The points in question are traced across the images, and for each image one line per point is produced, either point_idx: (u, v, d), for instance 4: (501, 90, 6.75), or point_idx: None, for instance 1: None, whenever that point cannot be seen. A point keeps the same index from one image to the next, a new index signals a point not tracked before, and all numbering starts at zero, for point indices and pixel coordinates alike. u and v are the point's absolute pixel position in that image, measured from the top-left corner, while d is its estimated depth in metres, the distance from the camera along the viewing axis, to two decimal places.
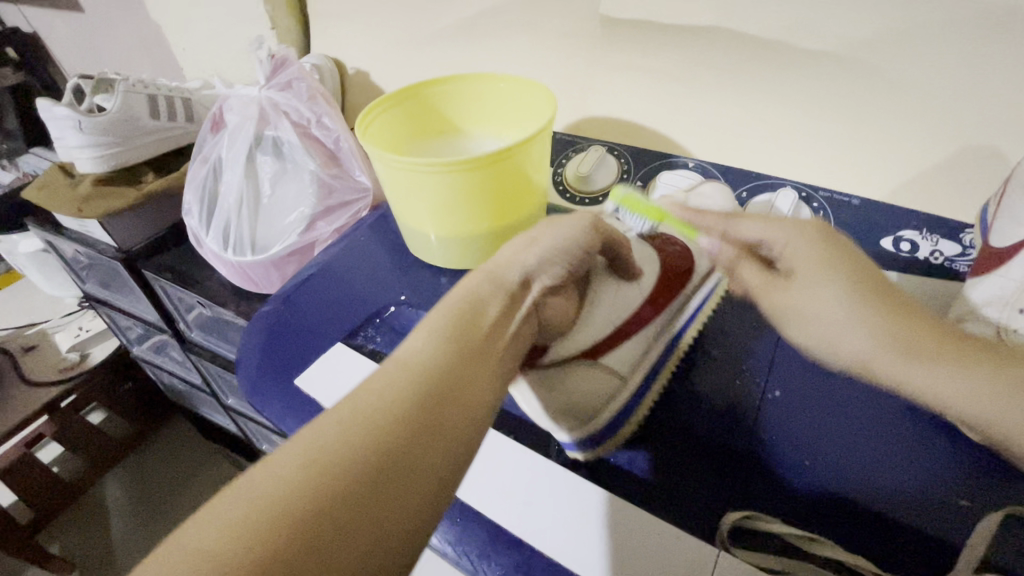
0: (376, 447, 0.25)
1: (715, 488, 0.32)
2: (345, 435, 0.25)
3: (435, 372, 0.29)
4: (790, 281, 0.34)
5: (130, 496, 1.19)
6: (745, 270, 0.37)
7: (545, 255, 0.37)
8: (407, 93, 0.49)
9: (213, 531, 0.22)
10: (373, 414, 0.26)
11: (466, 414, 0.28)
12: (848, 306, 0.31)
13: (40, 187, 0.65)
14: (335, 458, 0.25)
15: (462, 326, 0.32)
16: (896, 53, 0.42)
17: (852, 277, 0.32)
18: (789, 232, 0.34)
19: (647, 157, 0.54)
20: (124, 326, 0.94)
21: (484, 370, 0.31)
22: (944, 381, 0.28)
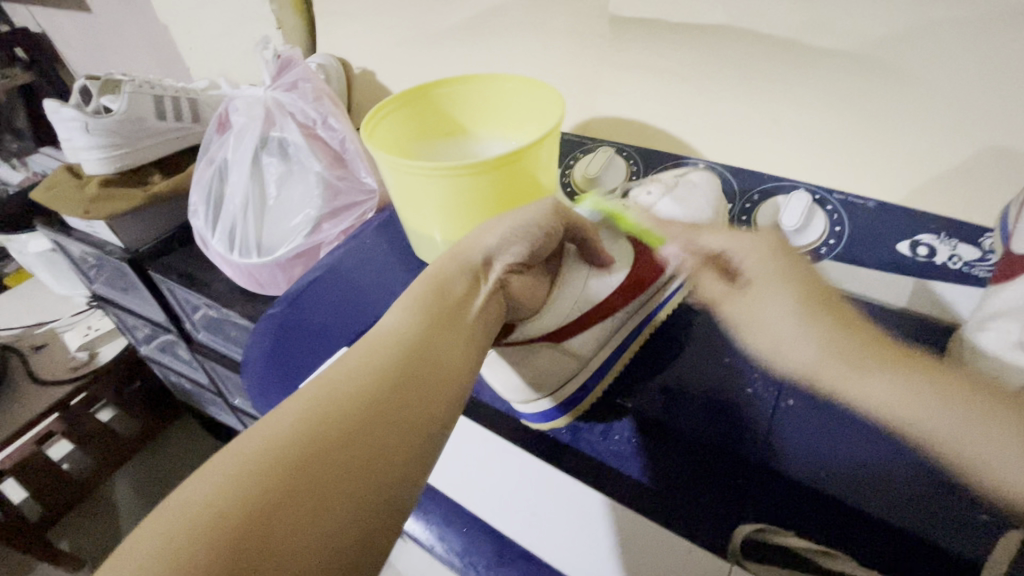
0: (354, 408, 0.24)
1: (724, 499, 0.31)
2: (322, 398, 0.24)
3: (414, 338, 0.28)
4: (746, 292, 0.40)
5: (138, 494, 1.20)
6: (705, 281, 0.43)
7: (508, 233, 0.34)
8: (413, 94, 0.48)
9: (180, 511, 0.20)
10: (350, 379, 0.25)
11: (447, 376, 0.27)
12: (795, 318, 0.37)
13: (49, 188, 0.65)
14: (312, 417, 0.23)
15: (435, 299, 0.31)
16: (916, 51, 0.40)
17: (801, 296, 0.38)
18: (745, 248, 0.41)
19: (657, 158, 0.54)
20: (132, 326, 0.94)
21: (462, 336, 0.30)
22: (877, 390, 0.33)
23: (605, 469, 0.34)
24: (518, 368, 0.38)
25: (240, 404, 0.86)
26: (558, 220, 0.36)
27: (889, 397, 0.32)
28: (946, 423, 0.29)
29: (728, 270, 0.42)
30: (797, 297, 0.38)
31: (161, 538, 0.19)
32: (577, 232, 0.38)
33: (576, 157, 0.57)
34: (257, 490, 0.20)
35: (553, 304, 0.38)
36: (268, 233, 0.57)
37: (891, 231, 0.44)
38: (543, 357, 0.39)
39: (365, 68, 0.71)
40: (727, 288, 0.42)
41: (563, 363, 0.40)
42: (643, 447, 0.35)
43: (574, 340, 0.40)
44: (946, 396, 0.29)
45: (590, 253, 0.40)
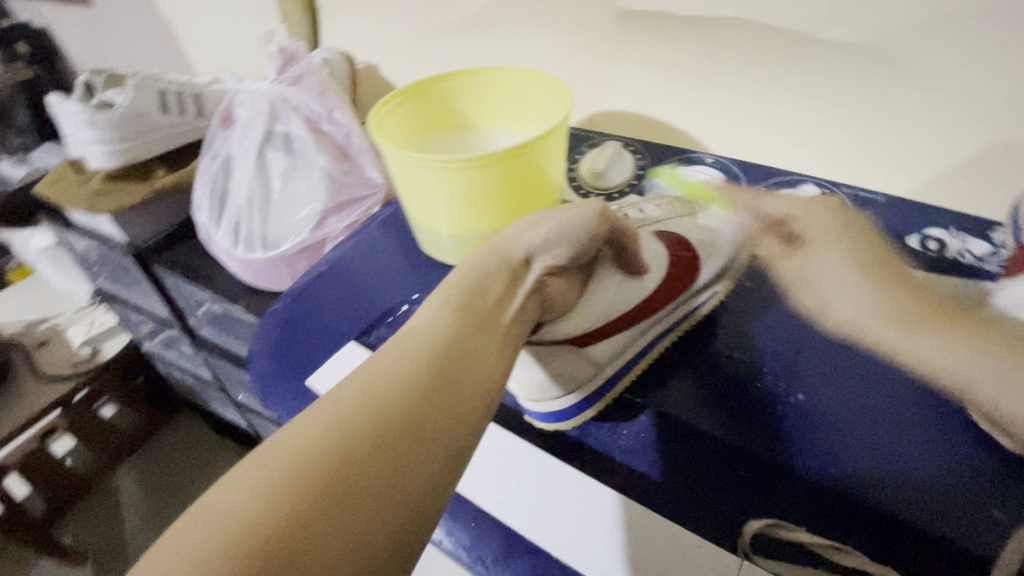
0: (384, 417, 0.24)
1: (736, 492, 0.31)
2: (350, 407, 0.24)
3: (444, 345, 0.28)
4: (808, 252, 0.41)
5: (142, 489, 1.21)
6: (766, 244, 0.44)
7: (552, 234, 0.35)
8: (420, 88, 0.48)
9: (225, 508, 0.21)
10: (380, 389, 0.25)
11: (473, 388, 0.27)
12: (852, 272, 0.38)
13: (53, 182, 0.65)
14: (343, 425, 0.24)
15: (468, 302, 0.31)
16: (926, 45, 0.40)
17: (859, 254, 0.40)
18: (808, 211, 0.43)
19: (665, 152, 0.54)
20: (135, 321, 0.94)
21: (491, 345, 0.30)
22: (944, 351, 0.33)
23: (615, 464, 0.34)
24: (537, 367, 0.36)
25: (243, 400, 0.86)
26: (602, 223, 0.36)
27: (946, 358, 0.33)
28: (970, 370, 0.32)
29: (792, 236, 0.43)
30: (855, 256, 0.40)
31: (204, 531, 0.20)
32: (617, 237, 0.38)
33: (583, 152, 0.56)
34: (289, 500, 0.21)
35: (582, 309, 0.38)
36: (272, 228, 0.56)
37: (901, 225, 0.44)
38: (566, 361, 0.37)
39: (370, 62, 0.70)
40: (784, 249, 0.43)
41: (581, 368, 0.38)
42: (651, 442, 0.35)
43: (595, 347, 0.39)
44: (983, 348, 0.31)
45: (624, 260, 0.39)
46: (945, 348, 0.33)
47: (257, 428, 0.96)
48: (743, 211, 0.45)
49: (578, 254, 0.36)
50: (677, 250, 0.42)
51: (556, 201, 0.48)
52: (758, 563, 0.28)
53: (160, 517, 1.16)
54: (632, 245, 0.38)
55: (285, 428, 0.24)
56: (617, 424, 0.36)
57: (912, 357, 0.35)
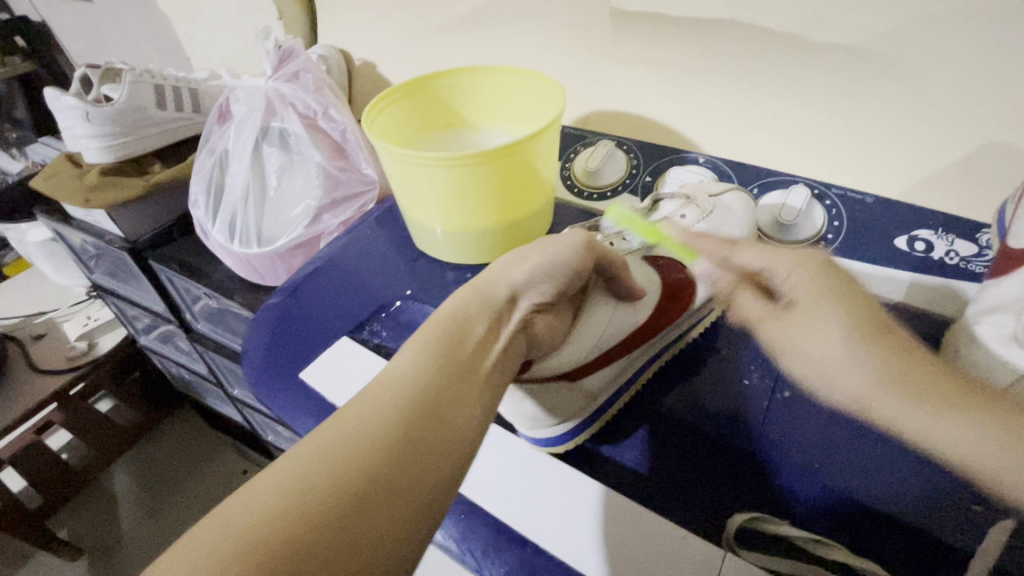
0: (341, 480, 0.25)
1: (720, 489, 0.32)
2: (310, 469, 0.25)
3: (419, 393, 0.28)
4: (790, 312, 0.34)
5: (136, 484, 1.21)
6: (744, 298, 0.38)
7: (536, 271, 0.35)
8: (414, 86, 0.48)
9: (200, 550, 0.22)
10: (352, 441, 0.26)
11: (447, 441, 0.27)
12: (848, 345, 0.31)
13: (49, 175, 0.65)
14: (307, 483, 0.24)
15: (449, 343, 0.31)
16: (913, 49, 0.41)
17: (854, 318, 0.31)
18: (790, 262, 0.34)
19: (658, 152, 0.53)
20: (131, 316, 0.95)
21: (469, 399, 0.29)
22: (962, 439, 0.26)
23: (604, 461, 0.35)
24: (531, 400, 0.36)
25: (239, 394, 0.86)
26: (588, 255, 0.36)
27: (962, 444, 0.26)
28: (998, 464, 0.25)
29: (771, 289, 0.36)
30: (847, 319, 0.31)
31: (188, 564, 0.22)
32: (605, 267, 0.38)
33: (576, 151, 0.56)
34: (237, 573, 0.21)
35: (574, 340, 0.37)
36: (268, 223, 0.57)
37: (890, 226, 0.44)
38: (559, 395, 0.37)
39: (367, 59, 0.70)
40: (765, 308, 0.37)
41: (573, 398, 0.38)
42: (641, 438, 0.36)
43: (588, 377, 0.38)
44: (977, 425, 0.26)
45: (615, 287, 0.39)
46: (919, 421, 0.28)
47: (251, 424, 0.95)
48: (706, 257, 0.40)
49: (563, 289, 0.36)
50: (670, 275, 0.42)
51: (549, 199, 0.48)
52: (744, 558, 0.28)
53: (156, 515, 1.16)
54: (621, 272, 0.38)
55: (255, 481, 0.25)
56: (616, 433, 0.36)
57: (913, 438, 0.28)
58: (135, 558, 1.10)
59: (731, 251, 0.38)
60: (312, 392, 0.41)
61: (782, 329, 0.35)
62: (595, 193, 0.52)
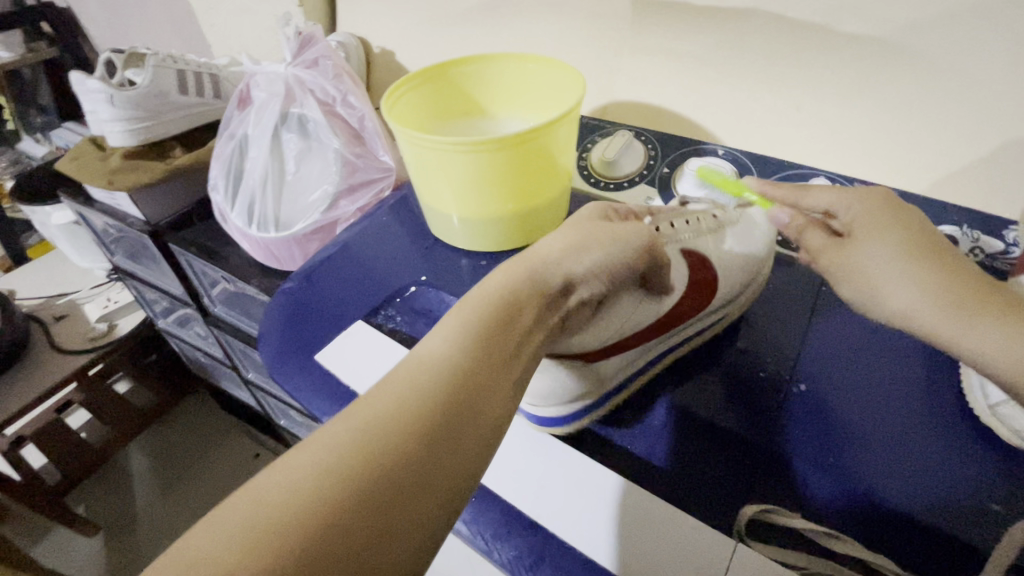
0: (375, 460, 0.23)
1: (734, 480, 0.32)
2: (339, 448, 0.23)
3: (464, 374, 0.27)
4: (846, 242, 0.35)
5: (152, 464, 1.24)
6: (810, 236, 0.37)
7: (596, 266, 0.33)
8: (433, 73, 0.48)
9: (225, 529, 0.21)
10: (391, 421, 0.24)
11: (484, 426, 0.26)
12: (900, 259, 0.31)
13: (73, 158, 0.66)
14: (345, 463, 0.23)
15: (493, 327, 0.29)
16: (943, 40, 0.40)
17: (908, 240, 0.32)
18: (854, 197, 0.35)
19: (676, 142, 0.52)
20: (150, 299, 0.96)
21: (506, 385, 0.28)
22: (987, 339, 0.28)
23: (616, 448, 0.35)
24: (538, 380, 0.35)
25: (253, 378, 0.87)
26: (644, 255, 0.35)
27: (1001, 351, 0.27)
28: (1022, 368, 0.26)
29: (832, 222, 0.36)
30: (901, 240, 0.32)
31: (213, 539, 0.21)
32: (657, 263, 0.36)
33: (594, 142, 0.55)
34: (252, 570, 0.19)
35: (597, 330, 0.35)
36: (286, 208, 0.57)
37: None
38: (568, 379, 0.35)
39: (385, 47, 0.70)
40: (828, 240, 0.36)
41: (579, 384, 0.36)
42: (654, 425, 0.36)
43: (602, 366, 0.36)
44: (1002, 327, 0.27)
45: (653, 284, 0.37)
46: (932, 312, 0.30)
47: (265, 407, 0.97)
48: (781, 208, 0.40)
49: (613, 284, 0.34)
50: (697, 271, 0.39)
51: (566, 187, 0.48)
52: (754, 548, 0.28)
53: (170, 496, 1.18)
54: (665, 272, 0.36)
55: (284, 459, 0.24)
56: (628, 419, 0.37)
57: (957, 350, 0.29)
58: (151, 537, 1.12)
59: (804, 195, 0.38)
60: (327, 373, 0.42)
61: (846, 266, 0.34)
62: (612, 183, 0.52)
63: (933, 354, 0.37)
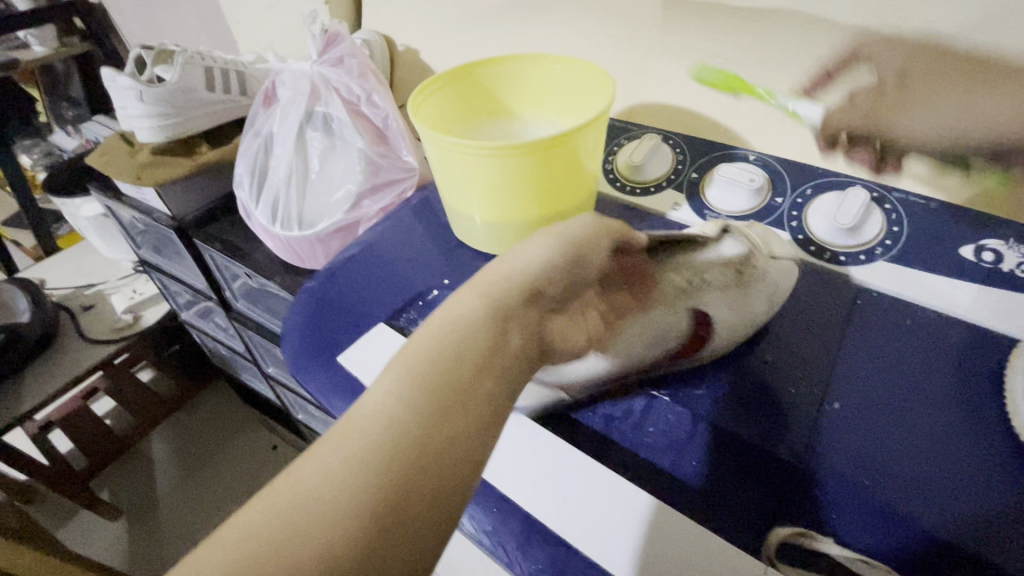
0: (316, 533, 0.21)
1: (760, 499, 0.31)
2: (277, 523, 0.22)
3: (415, 433, 0.24)
4: (904, 103, 0.42)
5: (174, 452, 1.26)
6: (857, 156, 0.46)
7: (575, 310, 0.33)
8: (459, 73, 0.48)
9: None
10: (314, 492, 0.23)
11: (440, 474, 0.24)
12: (953, 107, 0.40)
13: (103, 153, 0.68)
14: (260, 534, 0.22)
15: (448, 367, 0.27)
16: (993, 43, 0.38)
17: (955, 87, 0.40)
18: (897, 53, 0.41)
19: (705, 147, 0.51)
20: (174, 292, 0.98)
21: (464, 426, 0.26)
22: None
23: (640, 461, 0.34)
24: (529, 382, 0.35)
25: (274, 372, 0.88)
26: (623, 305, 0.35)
27: None
28: None
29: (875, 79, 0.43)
30: (949, 85, 0.40)
31: None
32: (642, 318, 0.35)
33: (621, 144, 0.54)
34: None
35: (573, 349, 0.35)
36: (309, 207, 0.57)
37: (955, 234, 0.42)
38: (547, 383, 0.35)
39: (409, 45, 0.70)
40: (870, 160, 0.46)
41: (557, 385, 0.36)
42: (680, 440, 0.34)
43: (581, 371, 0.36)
44: (998, 92, 0.38)
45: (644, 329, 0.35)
46: (961, 104, 0.40)
47: (283, 401, 0.98)
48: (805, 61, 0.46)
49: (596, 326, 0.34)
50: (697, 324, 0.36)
51: (592, 191, 0.47)
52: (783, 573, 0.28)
53: (190, 485, 1.21)
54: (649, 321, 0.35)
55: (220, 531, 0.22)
56: (653, 429, 0.35)
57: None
58: (172, 523, 1.15)
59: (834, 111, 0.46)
60: (348, 375, 0.42)
61: (895, 106, 0.42)
62: (639, 187, 0.51)
63: (974, 368, 0.35)
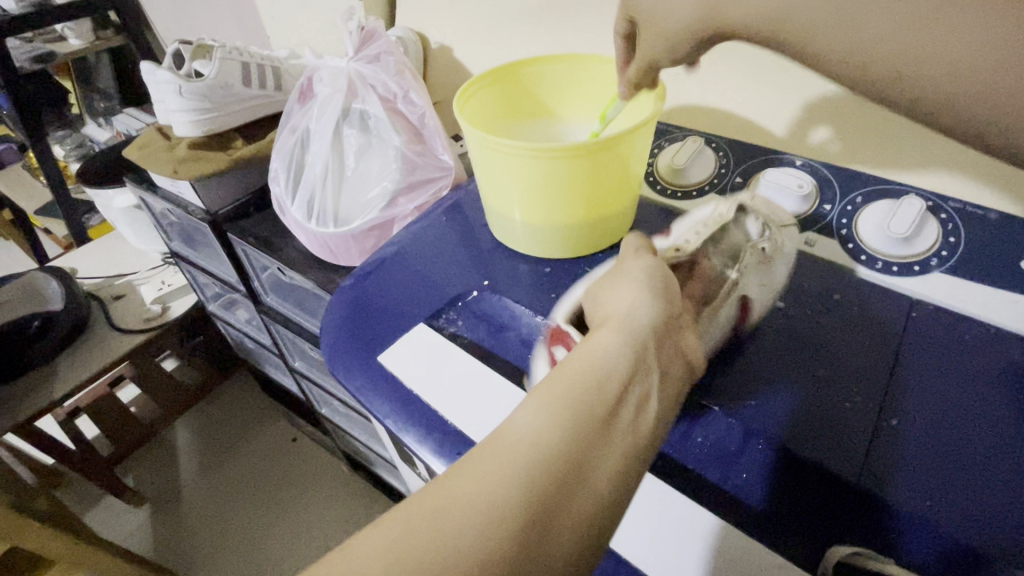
0: (457, 563, 0.21)
1: (812, 517, 0.30)
2: (422, 542, 0.22)
3: (557, 469, 0.24)
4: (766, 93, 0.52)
5: (196, 441, 1.28)
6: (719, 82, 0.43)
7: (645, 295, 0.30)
8: (502, 73, 0.47)
9: None
10: (451, 528, 0.22)
11: (585, 517, 0.23)
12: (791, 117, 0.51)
13: (141, 146, 0.68)
14: (401, 565, 0.21)
15: (592, 395, 0.26)
16: None
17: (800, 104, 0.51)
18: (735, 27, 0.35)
19: (750, 151, 0.50)
20: (203, 283, 0.99)
21: (615, 469, 0.24)
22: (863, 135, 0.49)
23: (688, 474, 0.33)
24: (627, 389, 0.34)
25: (300, 366, 0.89)
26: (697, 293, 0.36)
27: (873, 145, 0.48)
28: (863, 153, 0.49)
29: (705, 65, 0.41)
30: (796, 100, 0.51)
31: None
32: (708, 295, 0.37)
33: (661, 147, 0.54)
34: None
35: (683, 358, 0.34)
36: (345, 204, 0.57)
37: (1015, 247, 0.40)
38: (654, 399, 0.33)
39: (444, 43, 0.70)
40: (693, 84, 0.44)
41: None
42: (729, 452, 0.33)
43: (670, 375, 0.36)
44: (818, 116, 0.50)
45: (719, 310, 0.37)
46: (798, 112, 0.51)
47: (307, 395, 0.98)
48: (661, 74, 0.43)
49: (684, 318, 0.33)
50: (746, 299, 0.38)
51: (635, 195, 0.46)
52: None
53: (212, 474, 1.22)
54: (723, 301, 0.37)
55: (359, 538, 0.22)
56: (701, 440, 0.34)
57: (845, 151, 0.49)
58: (194, 512, 1.17)
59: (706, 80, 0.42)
60: (389, 374, 0.42)
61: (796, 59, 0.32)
62: (680, 191, 0.50)
63: None
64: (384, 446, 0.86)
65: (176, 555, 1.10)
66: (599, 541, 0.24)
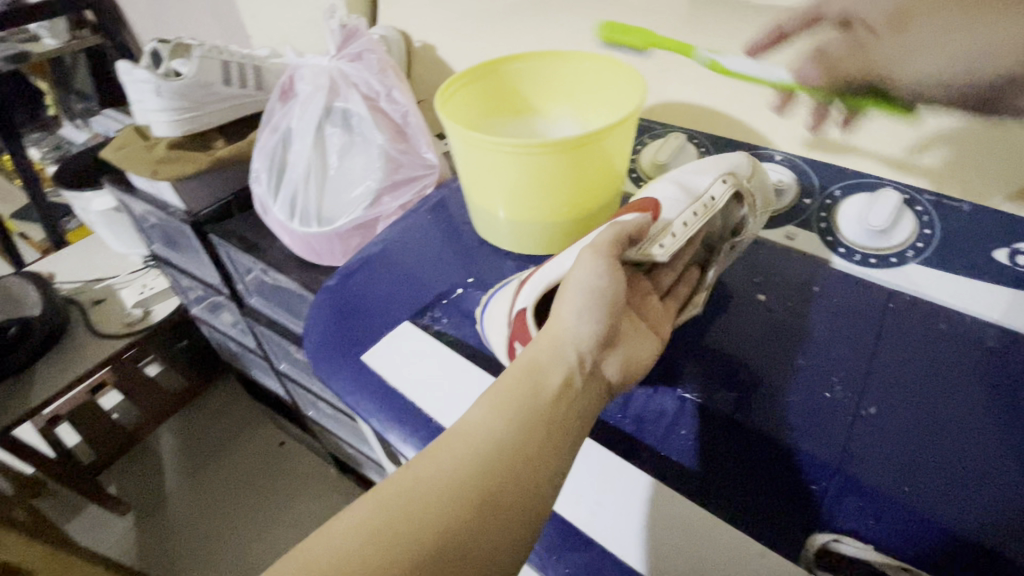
0: (417, 529, 0.27)
1: (796, 506, 0.31)
2: (387, 515, 0.27)
3: (499, 453, 0.29)
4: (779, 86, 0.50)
5: (181, 446, 1.27)
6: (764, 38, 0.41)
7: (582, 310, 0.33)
8: (486, 69, 0.47)
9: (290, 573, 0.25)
10: (411, 508, 0.27)
11: (523, 493, 0.29)
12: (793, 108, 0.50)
13: (119, 147, 0.67)
14: (374, 537, 0.26)
15: (526, 391, 0.31)
16: None
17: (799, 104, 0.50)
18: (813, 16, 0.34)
19: (731, 146, 0.51)
20: (185, 286, 0.98)
21: (548, 452, 0.30)
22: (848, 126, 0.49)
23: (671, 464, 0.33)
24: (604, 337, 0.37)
25: (286, 368, 0.88)
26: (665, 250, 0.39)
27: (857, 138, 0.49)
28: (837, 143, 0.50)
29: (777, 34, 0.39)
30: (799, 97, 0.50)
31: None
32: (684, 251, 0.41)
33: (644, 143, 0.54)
34: None
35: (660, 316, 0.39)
36: (328, 204, 0.57)
37: (986, 238, 0.41)
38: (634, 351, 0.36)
39: (428, 41, 0.70)
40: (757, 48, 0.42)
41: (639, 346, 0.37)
42: (714, 443, 0.34)
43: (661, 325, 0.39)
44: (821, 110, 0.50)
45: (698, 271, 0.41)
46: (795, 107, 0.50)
47: (293, 397, 0.97)
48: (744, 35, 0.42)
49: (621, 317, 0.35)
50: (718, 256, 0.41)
51: (619, 191, 0.47)
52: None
53: (198, 479, 1.21)
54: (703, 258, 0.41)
55: (340, 515, 0.27)
56: (685, 431, 0.35)
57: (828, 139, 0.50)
58: (179, 518, 1.15)
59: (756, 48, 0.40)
60: (374, 373, 0.41)
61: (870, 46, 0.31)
62: None
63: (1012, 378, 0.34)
64: (372, 447, 0.85)
65: (162, 563, 1.09)
66: (537, 513, 0.29)
